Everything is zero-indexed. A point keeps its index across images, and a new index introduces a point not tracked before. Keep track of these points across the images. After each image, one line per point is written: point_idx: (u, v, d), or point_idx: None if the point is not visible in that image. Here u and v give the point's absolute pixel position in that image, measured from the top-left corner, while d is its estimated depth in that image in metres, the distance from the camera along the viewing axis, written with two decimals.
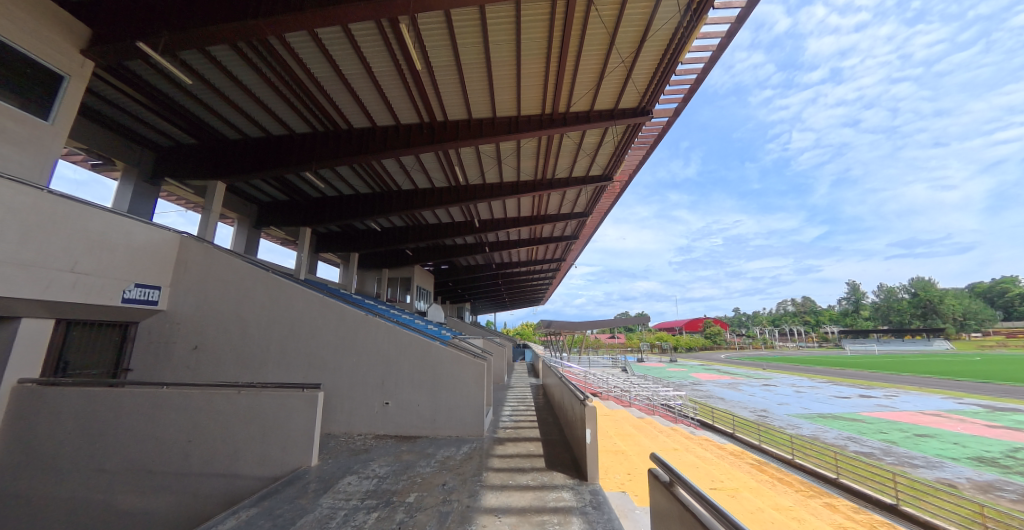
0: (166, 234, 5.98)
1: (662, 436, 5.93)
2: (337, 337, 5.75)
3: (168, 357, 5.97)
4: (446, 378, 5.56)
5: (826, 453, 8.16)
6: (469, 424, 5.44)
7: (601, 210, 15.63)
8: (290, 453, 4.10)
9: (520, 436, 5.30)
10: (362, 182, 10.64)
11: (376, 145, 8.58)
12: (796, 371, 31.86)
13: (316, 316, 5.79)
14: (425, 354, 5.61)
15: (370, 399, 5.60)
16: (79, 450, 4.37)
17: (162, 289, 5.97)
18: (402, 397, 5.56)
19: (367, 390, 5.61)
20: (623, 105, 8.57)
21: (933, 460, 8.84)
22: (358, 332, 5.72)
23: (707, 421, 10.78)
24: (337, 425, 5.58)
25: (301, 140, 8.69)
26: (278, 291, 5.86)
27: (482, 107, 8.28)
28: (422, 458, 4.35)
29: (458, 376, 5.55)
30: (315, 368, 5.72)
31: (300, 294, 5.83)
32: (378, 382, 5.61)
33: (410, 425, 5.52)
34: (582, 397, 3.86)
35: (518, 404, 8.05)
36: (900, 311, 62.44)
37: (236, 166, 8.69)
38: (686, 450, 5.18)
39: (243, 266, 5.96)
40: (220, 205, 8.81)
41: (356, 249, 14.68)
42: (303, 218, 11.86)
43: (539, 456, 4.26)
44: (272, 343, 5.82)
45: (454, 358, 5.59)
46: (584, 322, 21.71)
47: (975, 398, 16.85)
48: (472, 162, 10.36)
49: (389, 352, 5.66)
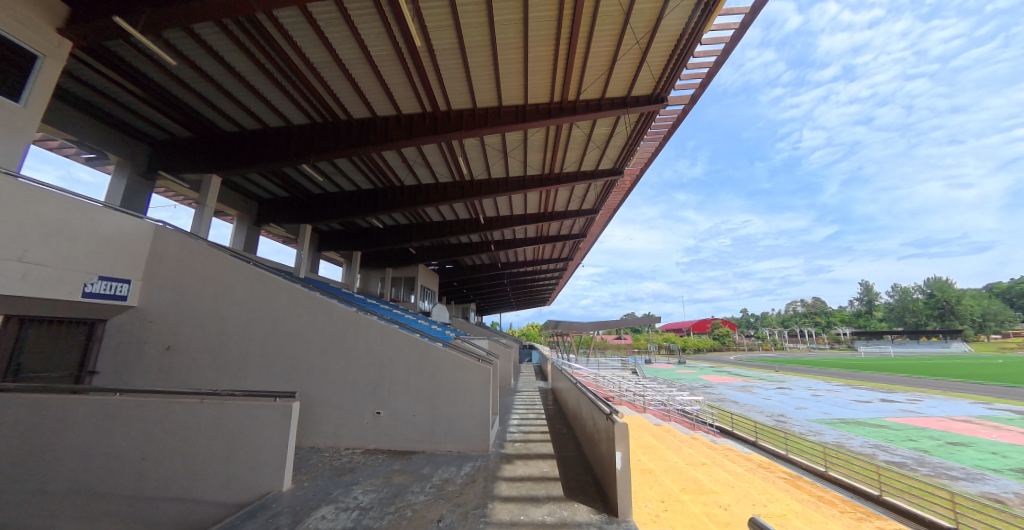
0: (136, 224, 5.64)
1: (686, 447, 5.44)
2: (328, 338, 5.34)
3: (139, 358, 5.64)
4: (446, 386, 5.13)
5: (860, 463, 7.57)
6: (472, 437, 5.02)
7: (611, 207, 15.14)
8: (259, 473, 3.74)
9: (530, 453, 4.84)
10: (364, 176, 10.29)
11: (376, 136, 8.20)
12: (810, 373, 30.95)
13: (308, 315, 5.39)
14: (425, 358, 5.18)
15: (360, 408, 5.19)
16: (20, 468, 3.91)
17: (133, 282, 5.64)
18: (396, 406, 5.15)
19: (357, 399, 5.20)
20: (636, 92, 8.10)
21: (973, 472, 8.21)
22: (349, 332, 5.32)
23: (726, 428, 10.23)
24: (323, 437, 5.17)
25: (299, 131, 8.34)
26: (266, 288, 5.47)
27: (487, 95, 7.86)
28: (416, 481, 3.91)
29: (459, 383, 5.11)
30: (299, 372, 5.33)
31: (291, 290, 5.43)
32: (370, 389, 5.19)
33: (405, 438, 5.10)
34: (609, 412, 3.37)
35: (527, 411, 7.59)
36: (916, 311, 60.91)
37: (230, 159, 8.36)
38: (716, 465, 4.70)
39: (231, 261, 5.58)
40: (214, 200, 8.51)
41: (359, 248, 14.37)
42: (303, 216, 11.55)
43: (555, 481, 3.81)
44: (253, 344, 5.44)
45: (456, 363, 5.15)
46: (593, 322, 21.14)
47: (1004, 404, 16.09)
48: (477, 156, 9.94)
49: (384, 355, 5.24)
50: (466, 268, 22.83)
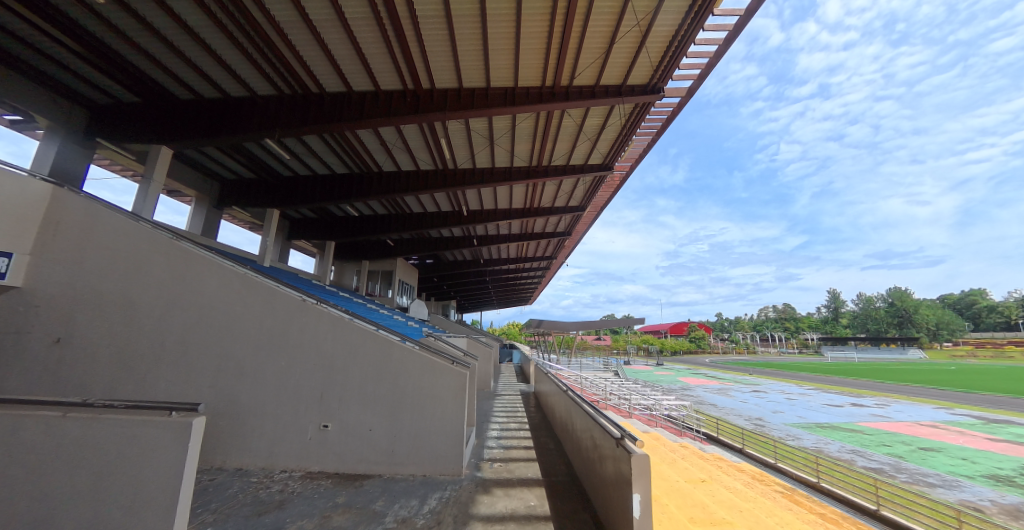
0: (28, 186, 4.72)
1: (681, 460, 5.04)
2: (273, 335, 4.65)
3: (21, 353, 4.74)
4: (411, 394, 4.54)
5: (848, 474, 7.40)
6: (438, 456, 4.47)
7: (598, 205, 14.86)
8: (137, 516, 2.76)
9: (510, 478, 4.29)
10: (337, 158, 9.54)
11: (350, 113, 7.46)
12: (782, 377, 31.74)
13: (252, 305, 4.66)
14: (389, 361, 4.58)
15: (304, 420, 4.54)
16: None
17: (17, 256, 4.69)
18: (346, 418, 4.53)
19: (301, 408, 4.55)
20: (631, 81, 7.69)
21: (948, 479, 8.23)
22: (301, 327, 4.67)
23: (712, 434, 10.01)
24: (254, 456, 4.49)
25: (264, 103, 7.52)
26: (203, 275, 4.73)
27: (475, 74, 7.26)
28: (369, 524, 3.29)
29: (428, 390, 4.55)
30: (229, 374, 4.62)
31: (236, 276, 4.72)
32: (317, 396, 4.55)
33: (357, 457, 4.48)
34: (617, 434, 2.83)
35: (507, 417, 7.10)
36: (877, 319, 64.02)
37: (185, 129, 7.46)
38: (716, 483, 4.30)
39: (163, 238, 4.80)
40: (163, 174, 7.56)
41: (332, 238, 13.55)
42: (270, 199, 10.66)
43: (542, 522, 3.27)
44: (171, 339, 4.69)
45: (424, 368, 4.57)
46: (575, 322, 20.74)
47: (964, 409, 16.75)
48: (461, 142, 9.36)
49: (340, 355, 4.62)
50: (448, 264, 22.19)
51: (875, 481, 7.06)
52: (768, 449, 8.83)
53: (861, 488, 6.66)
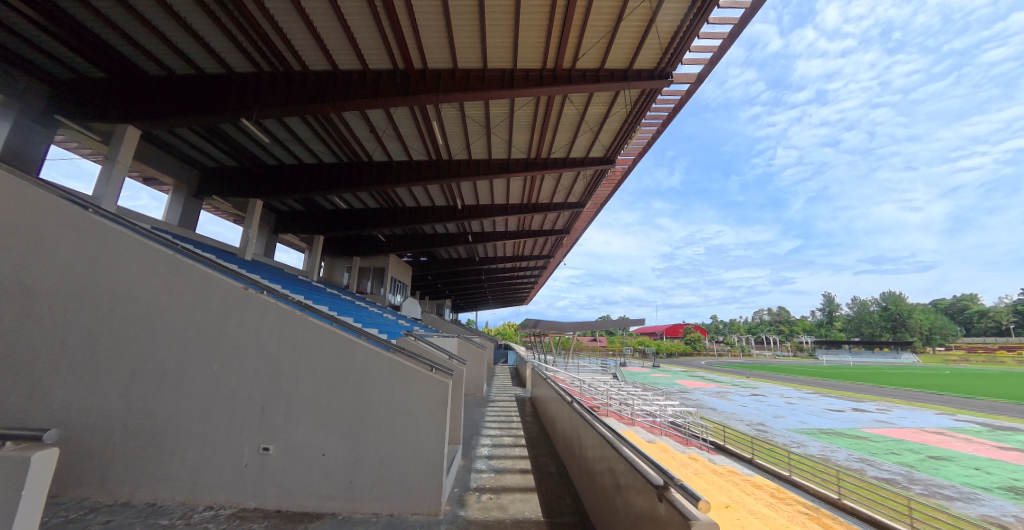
0: None
1: (702, 482, 4.52)
2: (205, 331, 3.66)
3: None
4: (377, 410, 3.68)
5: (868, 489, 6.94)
6: (409, 489, 3.63)
7: (598, 201, 14.40)
8: None
9: (503, 516, 3.69)
10: (324, 146, 9.00)
11: (335, 94, 6.90)
12: (780, 380, 31.45)
13: (178, 291, 3.63)
14: (352, 366, 3.71)
15: (240, 441, 3.61)
16: None
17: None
18: (294, 440, 3.63)
19: (238, 426, 3.62)
20: (639, 65, 7.19)
21: (966, 491, 7.80)
22: (243, 322, 3.69)
23: (720, 443, 9.55)
24: (173, 488, 3.54)
25: (242, 81, 6.91)
26: (111, 248, 3.60)
27: (471, 53, 6.71)
28: None
29: (399, 405, 3.70)
30: (142, 381, 3.57)
31: (154, 255, 3.62)
32: (257, 410, 3.63)
33: (305, 491, 3.60)
34: (654, 476, 2.26)
35: (501, 429, 6.54)
36: (872, 322, 64.22)
37: (153, 108, 6.82)
38: (744, 512, 3.81)
39: (47, 197, 3.48)
40: (129, 156, 6.91)
41: (321, 232, 12.96)
42: (253, 190, 10.06)
43: None
44: (56, 331, 3.49)
45: (397, 377, 3.73)
46: (572, 322, 20.21)
47: (968, 415, 16.41)
48: (456, 130, 8.83)
49: (292, 359, 3.69)
50: (442, 261, 21.67)
51: (896, 495, 6.62)
52: (781, 461, 8.36)
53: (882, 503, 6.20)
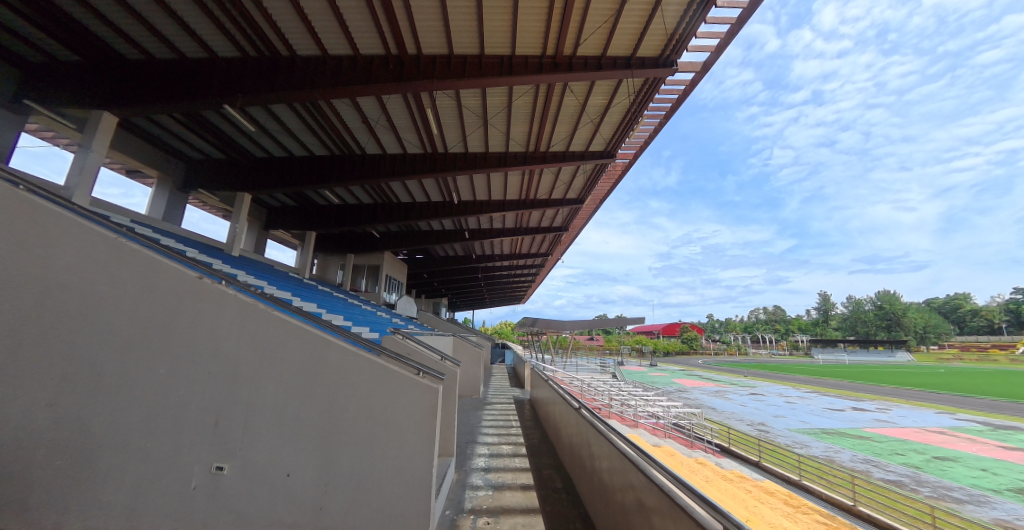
0: None
1: (723, 498, 4.17)
2: (149, 328, 3.01)
3: None
4: (355, 423, 3.22)
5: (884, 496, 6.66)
6: (389, 512, 3.19)
7: (597, 197, 14.14)
8: None
9: None
10: (315, 137, 8.66)
11: (325, 80, 6.53)
12: (778, 378, 31.35)
13: (120, 279, 2.98)
14: (325, 371, 3.21)
15: (189, 459, 3.01)
16: None
17: None
18: (254, 458, 3.08)
19: (187, 440, 3.02)
20: (643, 52, 6.89)
21: (976, 494, 7.58)
22: (196, 317, 3.08)
23: (726, 446, 9.30)
24: (106, 518, 2.88)
25: (226, 66, 6.52)
26: (26, 221, 2.84)
27: (467, 38, 6.38)
28: None
29: (380, 416, 3.27)
30: (69, 386, 2.89)
31: (89, 233, 2.97)
32: (211, 421, 3.05)
33: (266, 519, 3.05)
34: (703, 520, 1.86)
35: (499, 435, 6.20)
36: (867, 321, 64.52)
37: (131, 94, 6.42)
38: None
39: None
40: (105, 145, 6.52)
41: (313, 228, 12.62)
42: (242, 183, 9.66)
43: None
44: None
45: (377, 384, 3.29)
46: (570, 321, 19.94)
47: (968, 414, 16.29)
48: (452, 121, 8.50)
49: (255, 363, 3.13)
50: (438, 259, 21.37)
51: (912, 501, 6.34)
52: (789, 464, 8.12)
53: (898, 510, 5.94)
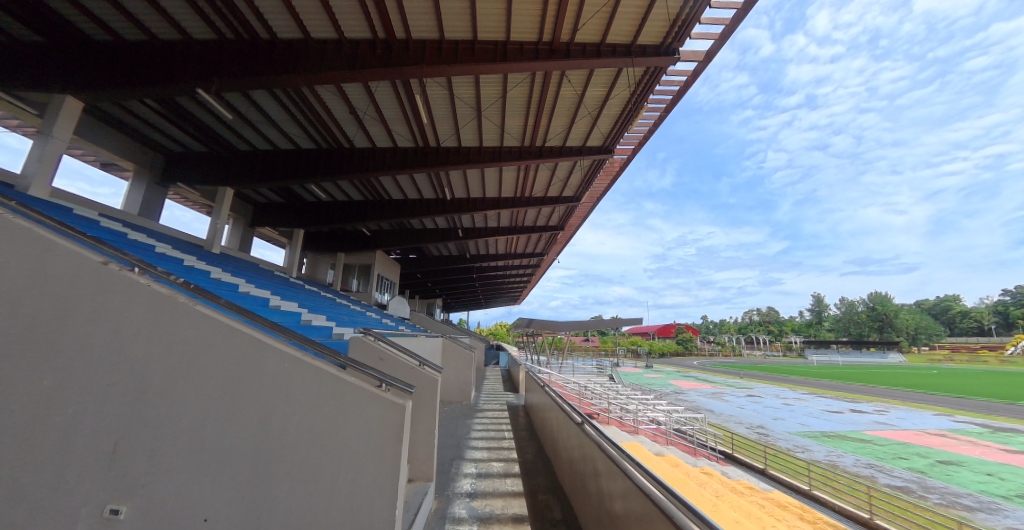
0: None
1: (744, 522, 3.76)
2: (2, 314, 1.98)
3: None
4: (310, 446, 2.45)
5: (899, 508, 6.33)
6: None
7: (593, 195, 13.84)
8: None
9: None
10: (300, 129, 8.25)
11: (307, 65, 6.14)
12: (773, 379, 31.29)
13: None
14: (272, 379, 2.41)
15: (59, 505, 2.04)
16: None
17: None
18: (166, 498, 2.21)
19: (58, 477, 2.06)
20: (644, 40, 6.57)
21: (985, 501, 7.34)
22: (82, 301, 2.12)
23: (730, 453, 8.99)
24: None
25: (201, 50, 6.09)
26: None
27: (459, 22, 6.01)
28: None
29: (342, 438, 2.52)
30: None
31: None
32: (107, 449, 2.14)
33: None
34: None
35: (490, 443, 5.79)
36: (859, 322, 65.04)
37: (95, 77, 5.92)
38: None
39: None
40: (68, 131, 6.05)
41: (300, 225, 12.18)
42: (223, 176, 9.18)
43: None
44: None
45: (340, 396, 2.54)
46: (566, 321, 19.60)
47: (965, 416, 16.18)
48: (444, 112, 8.15)
49: (173, 365, 2.26)
50: (432, 259, 21.01)
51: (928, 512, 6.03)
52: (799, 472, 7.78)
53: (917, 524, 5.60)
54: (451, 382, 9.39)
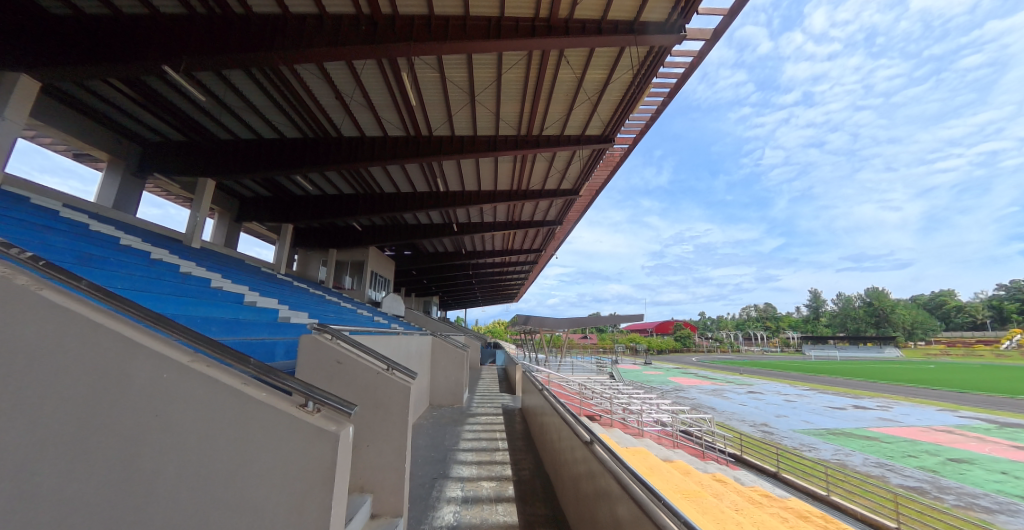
0: None
1: None
2: None
3: None
4: (188, 499, 1.63)
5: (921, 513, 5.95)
6: None
7: (592, 188, 13.45)
8: None
9: None
10: (283, 115, 7.78)
11: (284, 41, 5.66)
12: (772, 376, 31.09)
13: None
14: (132, 400, 1.58)
15: None
16: None
17: None
18: None
19: None
20: (648, 15, 6.12)
21: (1003, 502, 7.01)
22: None
23: (741, 456, 8.63)
24: None
25: (168, 23, 5.59)
26: None
27: None
28: None
29: (238, 490, 1.68)
30: None
31: None
32: None
33: None
34: None
35: (482, 455, 5.31)
36: (856, 318, 65.19)
37: (52, 54, 5.41)
38: None
39: None
40: (23, 114, 5.60)
41: (289, 220, 11.71)
42: (202, 166, 8.68)
43: None
44: None
45: (235, 424, 1.69)
46: (564, 319, 19.25)
47: (970, 411, 15.93)
48: (436, 97, 7.70)
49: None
50: (427, 255, 20.55)
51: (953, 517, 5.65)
52: (811, 474, 7.40)
53: None
54: (443, 385, 8.98)
